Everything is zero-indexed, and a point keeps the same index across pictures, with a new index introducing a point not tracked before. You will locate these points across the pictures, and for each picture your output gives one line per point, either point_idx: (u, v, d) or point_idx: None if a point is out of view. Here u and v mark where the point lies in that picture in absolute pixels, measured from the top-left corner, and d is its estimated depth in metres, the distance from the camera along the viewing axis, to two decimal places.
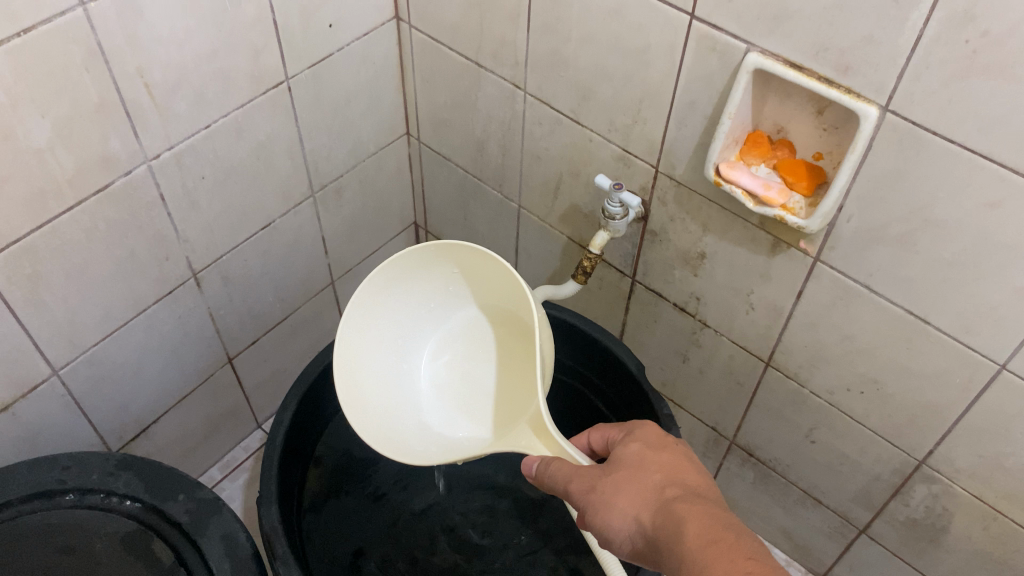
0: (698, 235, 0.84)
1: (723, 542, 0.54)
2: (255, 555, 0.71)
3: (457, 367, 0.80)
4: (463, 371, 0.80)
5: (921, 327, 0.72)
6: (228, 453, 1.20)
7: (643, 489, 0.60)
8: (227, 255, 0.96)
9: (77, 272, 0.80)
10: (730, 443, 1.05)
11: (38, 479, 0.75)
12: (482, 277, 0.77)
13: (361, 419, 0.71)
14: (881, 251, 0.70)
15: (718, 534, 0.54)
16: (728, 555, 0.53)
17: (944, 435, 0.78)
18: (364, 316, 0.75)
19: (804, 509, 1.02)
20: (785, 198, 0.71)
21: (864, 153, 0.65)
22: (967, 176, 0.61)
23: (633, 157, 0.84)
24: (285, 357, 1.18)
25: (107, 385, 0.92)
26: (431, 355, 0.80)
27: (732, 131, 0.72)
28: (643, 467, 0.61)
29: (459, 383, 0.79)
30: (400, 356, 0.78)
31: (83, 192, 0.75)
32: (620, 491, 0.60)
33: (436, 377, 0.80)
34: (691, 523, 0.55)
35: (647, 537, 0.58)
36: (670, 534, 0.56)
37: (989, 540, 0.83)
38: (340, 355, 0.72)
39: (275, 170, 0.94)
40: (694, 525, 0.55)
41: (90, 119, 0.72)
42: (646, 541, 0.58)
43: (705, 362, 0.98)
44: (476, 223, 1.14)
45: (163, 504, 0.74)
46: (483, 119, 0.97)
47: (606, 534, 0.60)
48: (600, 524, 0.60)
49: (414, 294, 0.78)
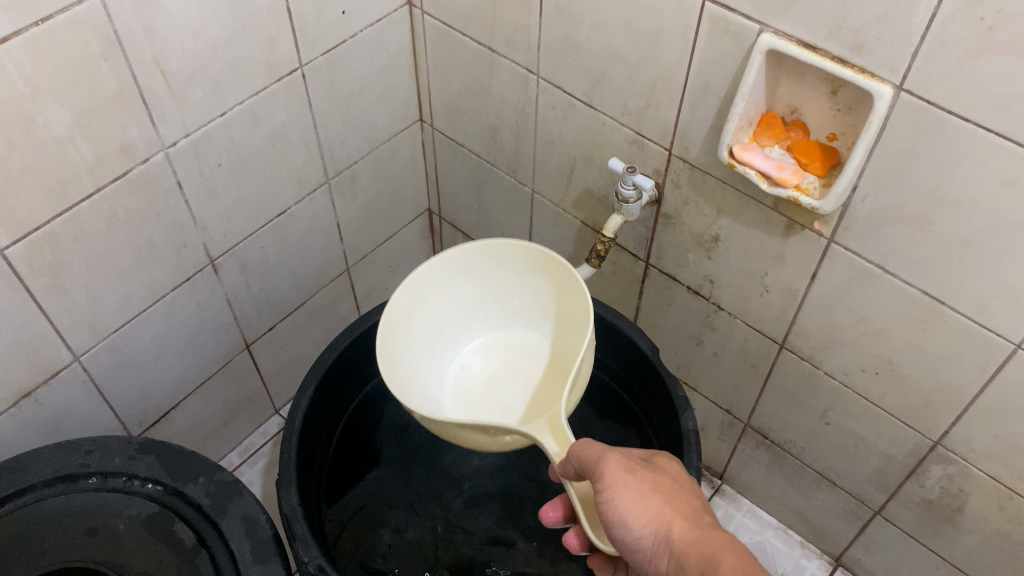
0: (712, 217, 0.85)
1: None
2: (274, 537, 0.72)
3: (485, 373, 0.88)
4: (488, 383, 0.87)
5: (936, 307, 0.72)
6: (246, 439, 1.22)
7: (684, 512, 0.59)
8: (243, 242, 0.96)
9: (96, 260, 0.81)
10: (744, 425, 1.05)
11: (62, 462, 0.76)
12: (566, 319, 0.84)
13: (393, 356, 0.80)
14: (895, 232, 0.70)
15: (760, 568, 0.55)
16: None
17: (959, 416, 0.78)
18: (457, 273, 0.84)
19: (820, 491, 1.02)
20: (799, 178, 0.71)
21: (879, 132, 0.65)
22: (982, 156, 0.61)
23: (647, 140, 0.84)
24: (301, 344, 1.19)
25: (126, 372, 0.93)
26: (475, 350, 0.89)
27: (745, 113, 0.72)
28: (679, 501, 0.60)
29: (481, 390, 0.86)
30: (457, 345, 0.88)
31: (102, 180, 0.76)
32: (655, 496, 0.59)
33: (468, 372, 0.88)
34: (731, 555, 0.55)
35: (672, 553, 0.58)
36: (702, 556, 0.56)
37: (1004, 521, 0.83)
38: (416, 296, 0.82)
39: (290, 157, 0.95)
40: (735, 555, 0.55)
41: (109, 110, 0.73)
42: (671, 557, 0.58)
43: (719, 346, 0.98)
44: (490, 208, 1.14)
45: (184, 486, 0.75)
46: (497, 105, 0.97)
47: (621, 538, 0.59)
48: (620, 528, 0.59)
49: (489, 285, 0.87)
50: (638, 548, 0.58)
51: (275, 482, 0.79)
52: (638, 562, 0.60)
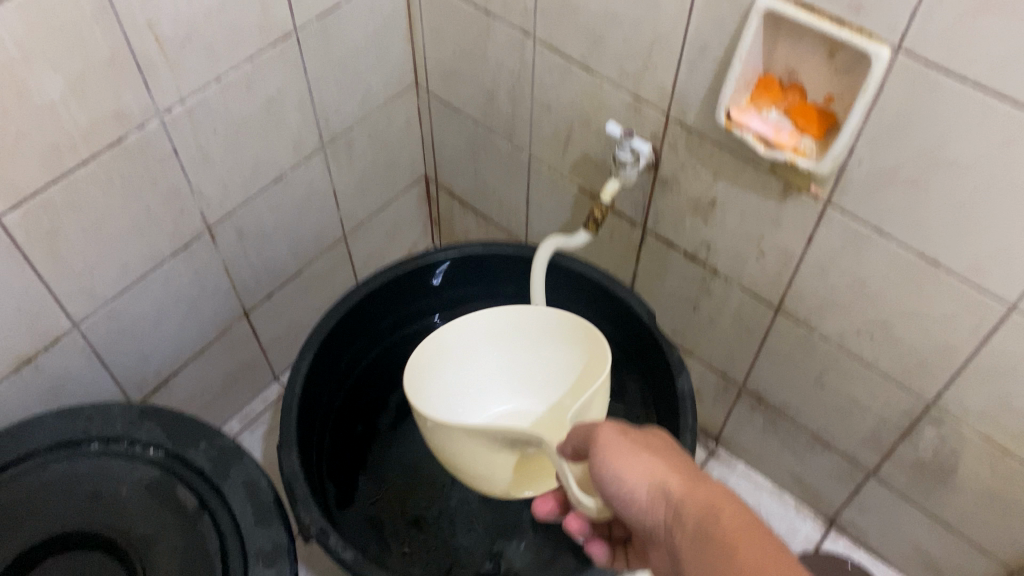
0: (709, 181, 0.85)
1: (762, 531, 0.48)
2: (275, 500, 0.73)
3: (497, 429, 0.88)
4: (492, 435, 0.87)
5: (930, 269, 0.73)
6: (246, 405, 1.23)
7: (685, 474, 0.55)
8: (240, 209, 0.96)
9: (94, 226, 0.81)
10: (740, 389, 1.06)
11: (64, 428, 0.77)
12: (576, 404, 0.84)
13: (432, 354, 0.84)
14: (891, 194, 0.70)
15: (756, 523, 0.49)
16: (766, 542, 0.47)
17: (953, 377, 0.79)
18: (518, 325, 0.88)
19: (815, 453, 1.04)
20: (796, 141, 0.71)
21: (877, 94, 0.65)
22: (978, 117, 0.61)
23: (644, 103, 0.83)
24: (300, 311, 1.20)
25: (126, 339, 0.94)
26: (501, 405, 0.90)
27: (743, 76, 0.71)
28: (679, 465, 0.56)
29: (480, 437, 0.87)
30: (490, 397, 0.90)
31: (97, 146, 0.76)
32: (647, 450, 0.57)
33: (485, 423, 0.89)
34: (725, 507, 0.50)
35: (668, 499, 0.53)
36: (695, 507, 0.51)
37: (996, 481, 0.84)
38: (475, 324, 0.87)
39: (286, 123, 0.94)
40: (730, 508, 0.50)
41: (103, 75, 0.72)
42: (667, 504, 0.53)
43: (715, 310, 0.99)
44: (486, 174, 1.14)
45: (186, 451, 0.76)
46: (494, 69, 0.97)
47: (616, 494, 0.56)
48: (614, 481, 0.56)
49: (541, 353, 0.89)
50: (633, 498, 0.55)
51: (276, 445, 0.80)
52: (637, 520, 0.55)
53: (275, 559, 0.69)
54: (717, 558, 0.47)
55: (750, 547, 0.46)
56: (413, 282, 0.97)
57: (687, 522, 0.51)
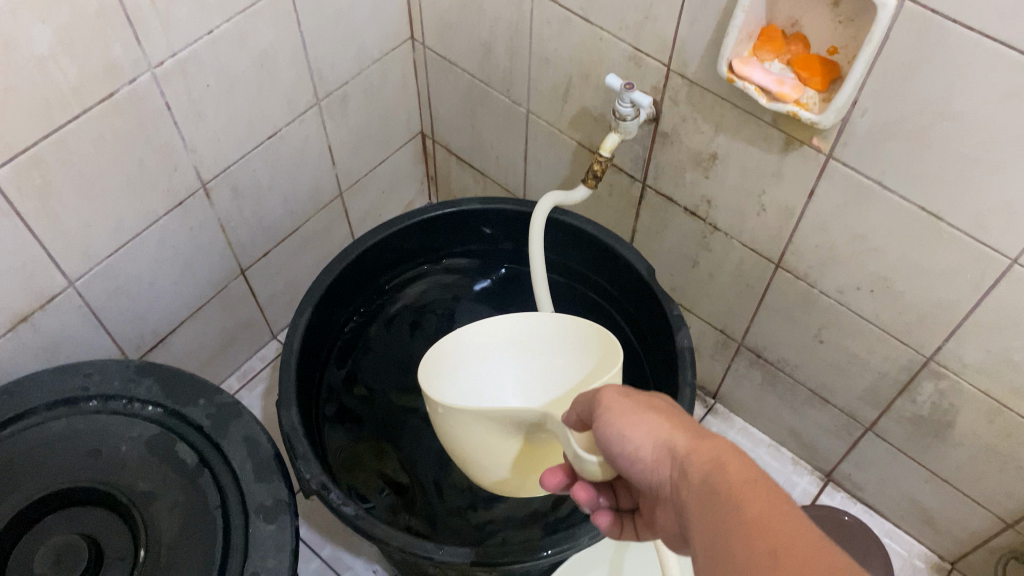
0: (710, 135, 0.83)
1: (767, 487, 0.45)
2: (275, 455, 0.73)
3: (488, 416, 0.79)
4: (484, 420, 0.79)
5: (933, 223, 0.72)
6: (245, 364, 1.22)
7: (692, 431, 0.52)
8: (234, 165, 0.95)
9: (86, 183, 0.80)
10: (739, 345, 1.06)
11: (61, 385, 0.77)
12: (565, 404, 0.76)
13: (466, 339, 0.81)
14: (895, 146, 0.69)
15: (762, 478, 0.45)
16: (771, 500, 0.44)
17: (952, 332, 0.79)
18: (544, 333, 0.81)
19: (813, 408, 1.04)
20: (799, 93, 0.69)
21: (881, 43, 0.63)
22: (985, 67, 0.60)
23: (644, 55, 0.82)
24: (297, 269, 1.19)
25: (122, 297, 0.93)
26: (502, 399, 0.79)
27: (745, 27, 0.70)
28: (685, 422, 0.53)
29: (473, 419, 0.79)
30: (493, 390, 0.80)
31: (88, 101, 0.75)
32: (651, 406, 0.54)
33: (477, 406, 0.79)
34: (731, 462, 0.47)
35: (672, 456, 0.51)
36: (700, 462, 0.48)
37: (993, 435, 0.85)
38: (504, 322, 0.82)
39: (279, 77, 0.93)
40: (736, 463, 0.47)
41: (93, 27, 0.71)
42: (672, 461, 0.51)
43: (715, 266, 0.98)
44: (484, 130, 1.13)
45: (184, 408, 0.76)
46: (491, 21, 0.95)
47: (622, 455, 0.54)
48: (619, 441, 0.53)
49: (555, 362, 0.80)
50: (638, 457, 0.52)
51: (275, 401, 0.80)
52: (645, 480, 0.53)
53: (276, 514, 0.70)
54: (722, 514, 0.45)
55: (753, 500, 0.44)
56: (410, 238, 0.97)
57: (691, 478, 0.48)
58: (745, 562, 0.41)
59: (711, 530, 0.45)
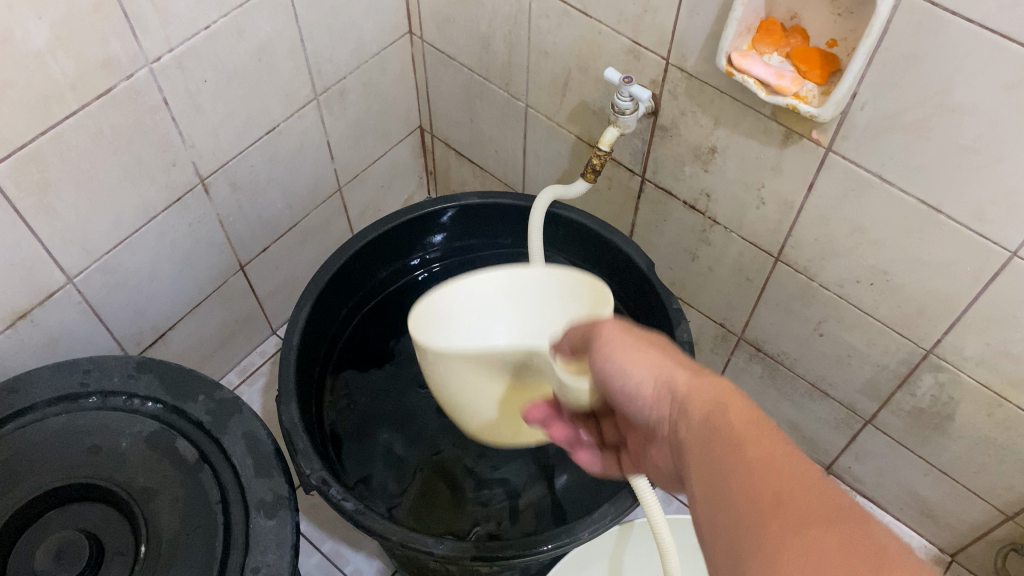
0: (709, 128, 0.83)
1: (767, 428, 0.45)
2: (275, 451, 0.73)
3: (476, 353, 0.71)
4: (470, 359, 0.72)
5: (933, 215, 0.72)
6: (245, 359, 1.22)
7: (692, 368, 0.53)
8: (233, 160, 0.95)
9: (85, 178, 0.80)
10: (738, 338, 1.06)
11: (61, 382, 0.76)
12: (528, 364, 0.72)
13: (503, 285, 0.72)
14: (894, 139, 0.69)
15: (763, 422, 0.46)
16: (771, 441, 0.44)
17: (952, 324, 0.79)
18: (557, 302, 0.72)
19: (812, 401, 1.04)
20: (798, 86, 0.69)
21: (881, 36, 0.63)
22: (984, 59, 0.60)
23: (643, 49, 0.82)
24: (296, 264, 1.19)
25: (121, 293, 0.93)
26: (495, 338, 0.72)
27: (744, 19, 0.70)
28: (685, 361, 0.54)
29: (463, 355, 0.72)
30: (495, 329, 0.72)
31: (86, 96, 0.75)
32: (657, 346, 0.55)
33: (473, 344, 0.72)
34: (732, 402, 0.48)
35: (672, 395, 0.51)
36: (700, 401, 0.49)
37: (992, 427, 0.85)
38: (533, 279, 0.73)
39: (277, 71, 0.92)
40: (737, 404, 0.48)
41: (89, 22, 0.70)
42: (671, 398, 0.51)
43: (715, 259, 0.98)
44: (482, 124, 1.13)
45: (184, 404, 0.76)
46: (489, 15, 0.95)
47: (625, 391, 0.54)
48: (620, 377, 0.54)
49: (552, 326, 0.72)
50: (639, 394, 0.53)
51: (274, 396, 0.80)
52: (643, 415, 0.54)
53: (276, 509, 0.70)
54: (719, 449, 0.45)
55: (754, 441, 0.44)
56: (409, 233, 0.97)
57: (692, 415, 0.49)
58: (742, 499, 0.42)
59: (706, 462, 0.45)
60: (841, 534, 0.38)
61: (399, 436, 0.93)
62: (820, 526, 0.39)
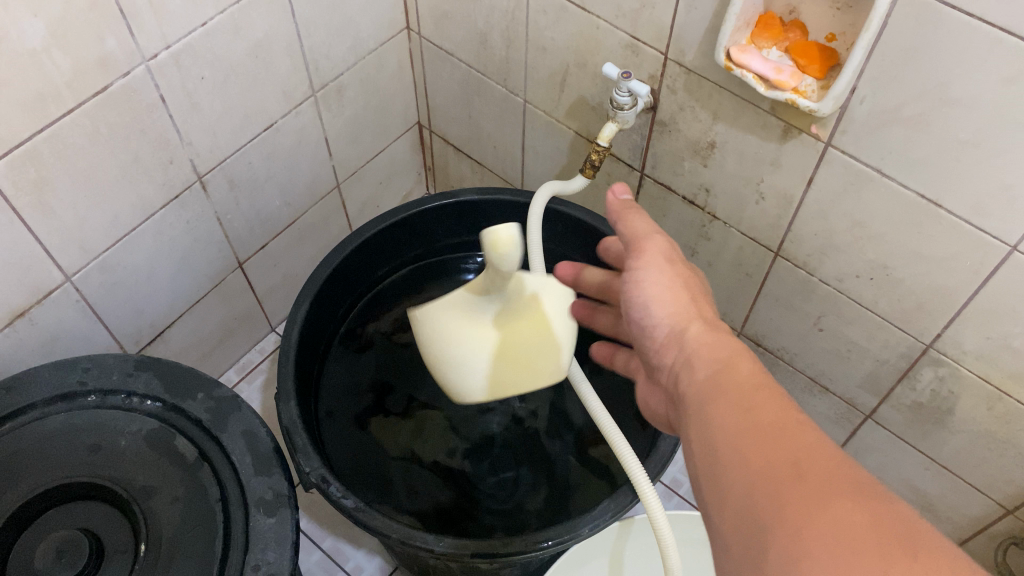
0: (708, 123, 0.83)
1: (764, 385, 0.51)
2: (275, 449, 0.73)
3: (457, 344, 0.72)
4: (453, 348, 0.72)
5: (932, 210, 0.72)
6: (244, 357, 1.22)
7: (708, 318, 0.60)
8: (231, 157, 0.95)
9: (82, 177, 0.80)
10: (738, 333, 1.06)
11: (59, 381, 0.76)
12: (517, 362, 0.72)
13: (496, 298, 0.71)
14: (893, 133, 0.69)
15: (763, 380, 0.52)
16: (765, 394, 0.50)
17: (951, 319, 0.79)
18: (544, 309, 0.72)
19: (812, 396, 1.04)
20: (797, 81, 0.69)
21: (880, 30, 0.63)
22: (984, 53, 0.60)
23: (641, 44, 0.82)
24: (295, 262, 1.19)
25: (119, 291, 0.93)
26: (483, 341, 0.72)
27: (743, 14, 0.69)
28: (703, 313, 0.61)
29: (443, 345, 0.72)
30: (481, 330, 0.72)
31: (83, 94, 0.74)
32: (683, 292, 0.62)
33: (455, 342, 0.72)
34: (739, 356, 0.54)
35: (681, 339, 0.59)
36: (705, 350, 0.56)
37: (992, 421, 0.85)
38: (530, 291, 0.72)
39: (274, 68, 0.92)
40: (743, 359, 0.54)
41: (84, 19, 0.70)
42: (681, 340, 0.59)
43: (714, 255, 0.98)
44: (481, 120, 1.12)
45: (183, 402, 0.76)
46: (486, 10, 0.95)
47: (644, 323, 0.63)
48: (647, 315, 0.62)
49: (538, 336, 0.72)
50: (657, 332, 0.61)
51: (274, 394, 0.80)
52: (654, 350, 0.62)
53: (276, 507, 0.69)
54: (718, 391, 0.52)
55: (767, 407, 0.49)
56: (408, 230, 0.97)
57: (697, 362, 0.56)
58: (744, 443, 0.47)
59: (711, 416, 0.51)
60: (835, 491, 0.43)
61: (402, 435, 0.93)
62: (845, 506, 0.42)
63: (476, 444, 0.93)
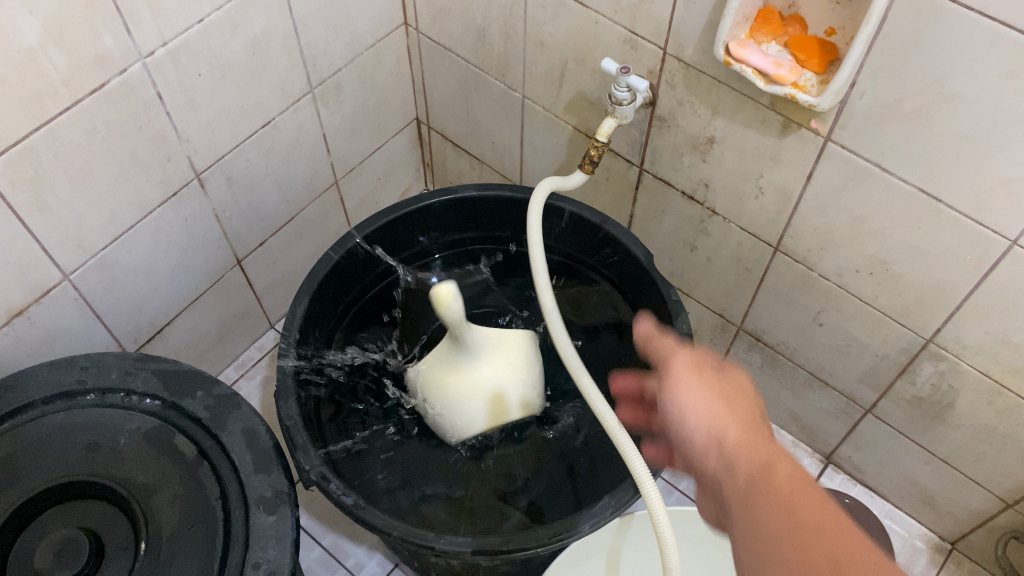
0: (707, 118, 0.83)
1: (817, 503, 0.51)
2: (275, 446, 0.73)
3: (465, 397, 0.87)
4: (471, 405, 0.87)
5: (932, 204, 0.72)
6: (243, 354, 1.22)
7: (745, 421, 0.60)
8: (229, 154, 0.94)
9: (80, 175, 0.79)
10: (737, 328, 1.06)
11: (57, 379, 0.76)
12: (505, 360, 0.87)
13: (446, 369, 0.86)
14: (894, 128, 0.69)
15: (815, 498, 0.51)
16: (818, 514, 0.50)
17: (951, 313, 0.79)
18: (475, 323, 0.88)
19: (812, 391, 1.04)
20: (796, 75, 0.69)
21: (880, 23, 0.63)
22: (984, 47, 0.59)
23: (640, 39, 0.81)
24: (293, 259, 1.18)
25: (118, 289, 0.93)
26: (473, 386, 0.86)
27: (742, 9, 0.69)
28: (737, 413, 0.60)
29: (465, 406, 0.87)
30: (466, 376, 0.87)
31: (80, 91, 0.74)
32: (715, 398, 0.61)
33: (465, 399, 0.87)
34: (777, 463, 0.54)
35: (721, 447, 0.58)
36: (748, 463, 0.56)
37: (992, 415, 0.85)
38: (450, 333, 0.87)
39: (271, 65, 0.92)
40: (782, 465, 0.54)
41: (80, 15, 0.70)
42: (720, 449, 0.58)
43: (713, 250, 0.98)
44: (479, 116, 1.12)
45: (182, 400, 0.76)
46: (484, 5, 0.94)
47: (680, 429, 0.62)
48: (683, 423, 0.61)
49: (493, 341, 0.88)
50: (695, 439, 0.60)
51: (272, 391, 0.80)
52: (691, 455, 0.61)
53: (276, 505, 0.70)
54: (765, 508, 0.52)
55: (821, 530, 0.49)
56: (407, 227, 0.97)
57: (738, 476, 0.55)
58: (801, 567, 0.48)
59: (761, 556, 0.50)
60: None
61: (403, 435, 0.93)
62: None
63: (481, 439, 0.92)
